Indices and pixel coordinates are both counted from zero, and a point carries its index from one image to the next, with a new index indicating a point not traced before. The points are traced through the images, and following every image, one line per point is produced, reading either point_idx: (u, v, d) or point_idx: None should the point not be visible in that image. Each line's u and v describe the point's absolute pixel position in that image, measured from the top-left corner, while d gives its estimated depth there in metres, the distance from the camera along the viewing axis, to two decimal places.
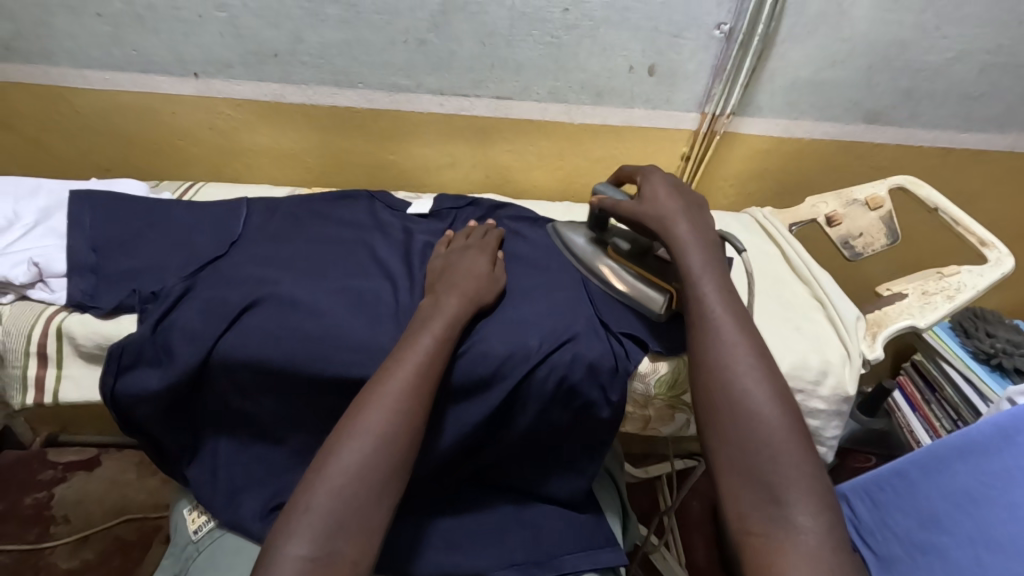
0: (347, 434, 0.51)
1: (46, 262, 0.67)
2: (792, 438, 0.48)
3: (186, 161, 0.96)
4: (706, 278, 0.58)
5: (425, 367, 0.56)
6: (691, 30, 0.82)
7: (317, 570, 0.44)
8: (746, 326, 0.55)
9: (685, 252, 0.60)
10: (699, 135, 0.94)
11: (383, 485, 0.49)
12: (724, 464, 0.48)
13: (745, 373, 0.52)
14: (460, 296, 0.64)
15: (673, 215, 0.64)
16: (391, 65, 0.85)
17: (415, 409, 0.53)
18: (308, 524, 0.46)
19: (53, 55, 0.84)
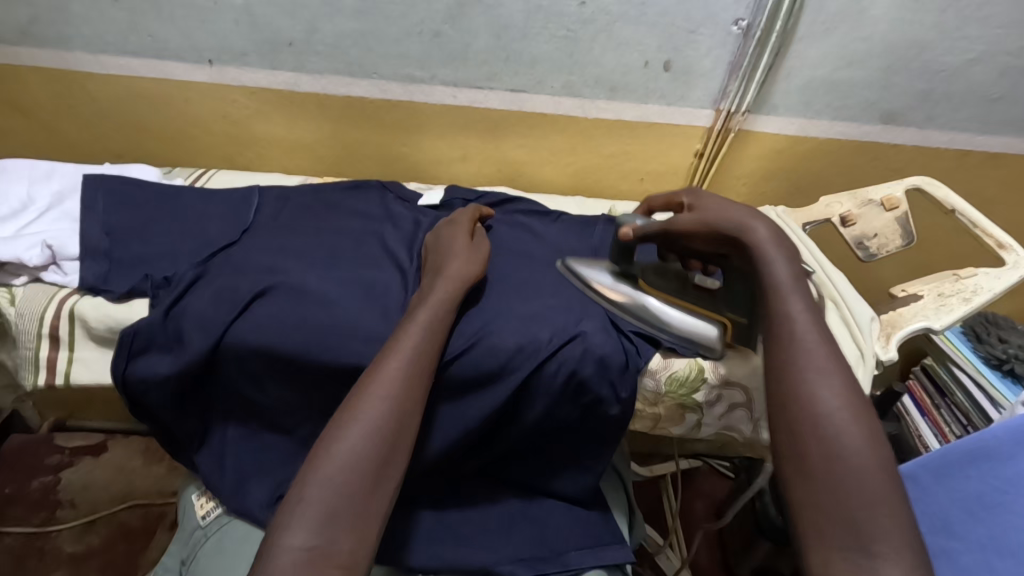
0: (344, 423, 0.49)
1: (59, 244, 0.67)
2: (886, 483, 0.41)
3: (198, 148, 0.96)
4: (794, 292, 0.50)
5: (417, 354, 0.55)
6: (709, 26, 0.82)
7: (313, 563, 0.42)
8: (838, 352, 0.47)
9: (767, 256, 0.51)
10: (713, 133, 0.93)
11: (378, 472, 0.48)
12: (807, 509, 0.41)
13: (841, 408, 0.44)
14: (447, 280, 0.63)
15: (751, 213, 0.55)
16: (405, 57, 0.85)
17: (406, 396, 0.52)
18: (302, 515, 0.44)
19: (69, 40, 0.84)
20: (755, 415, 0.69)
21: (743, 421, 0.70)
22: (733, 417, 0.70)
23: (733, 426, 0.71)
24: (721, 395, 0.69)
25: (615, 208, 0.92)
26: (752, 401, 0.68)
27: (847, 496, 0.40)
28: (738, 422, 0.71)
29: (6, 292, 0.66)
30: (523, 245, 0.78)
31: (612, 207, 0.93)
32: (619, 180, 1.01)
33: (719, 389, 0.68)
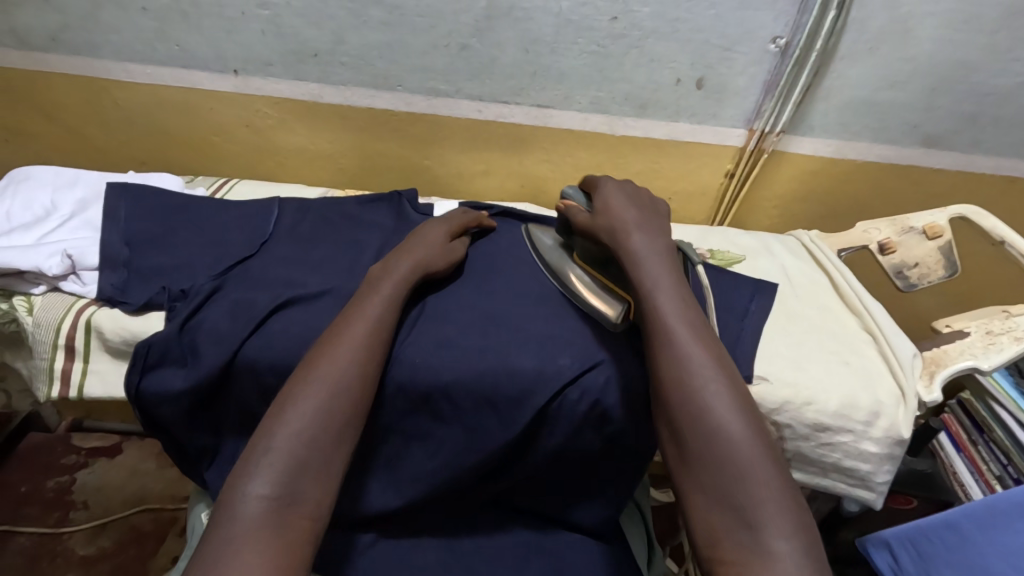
0: (306, 383, 0.50)
1: (79, 254, 0.66)
2: (764, 453, 0.44)
3: (219, 157, 0.95)
4: (661, 290, 0.56)
5: (378, 322, 0.57)
6: (745, 43, 0.79)
7: (280, 510, 0.44)
8: (706, 338, 0.51)
9: (643, 263, 0.58)
10: (745, 152, 0.90)
11: (345, 429, 0.49)
12: (698, 495, 0.44)
13: (709, 384, 0.48)
14: (410, 258, 0.65)
15: (630, 226, 0.61)
16: (431, 70, 0.84)
17: (371, 356, 0.54)
18: (270, 464, 0.45)
19: (98, 48, 0.84)
20: (787, 455, 0.65)
21: None
22: None
23: None
24: None
25: None
26: (784, 439, 0.64)
27: (714, 461, 0.44)
28: None
29: (24, 300, 0.66)
30: None
31: None
32: None
33: None
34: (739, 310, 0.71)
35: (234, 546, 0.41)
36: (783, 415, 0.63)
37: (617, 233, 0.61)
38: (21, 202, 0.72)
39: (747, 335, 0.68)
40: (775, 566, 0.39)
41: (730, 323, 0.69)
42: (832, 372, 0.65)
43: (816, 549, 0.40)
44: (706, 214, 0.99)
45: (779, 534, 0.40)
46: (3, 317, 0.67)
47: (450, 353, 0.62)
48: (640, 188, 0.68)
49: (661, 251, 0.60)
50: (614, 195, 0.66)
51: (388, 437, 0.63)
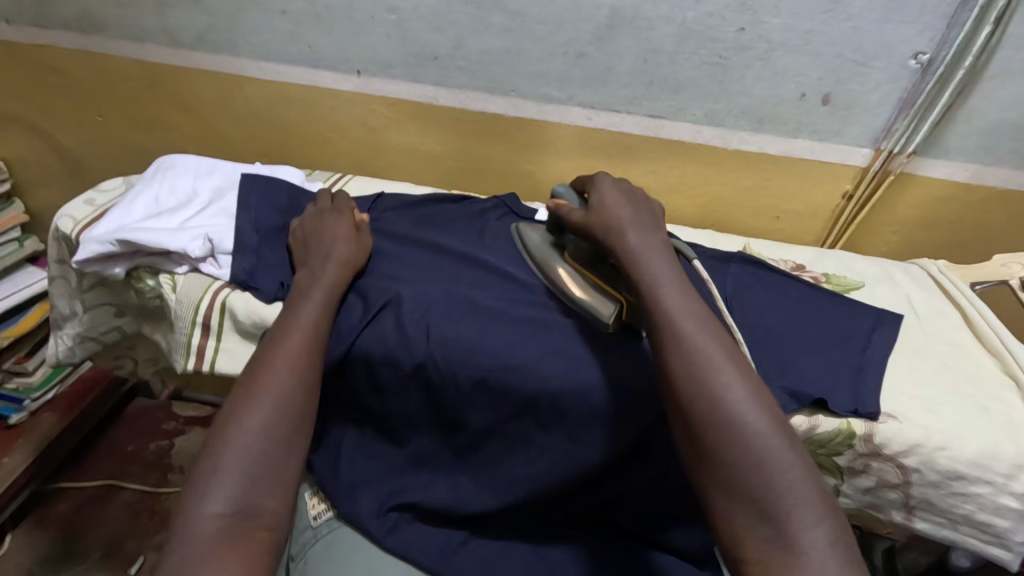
0: (245, 402, 0.54)
1: (218, 239, 0.71)
2: (785, 445, 0.44)
3: (333, 152, 0.99)
4: (666, 282, 0.54)
5: (311, 334, 0.60)
6: (882, 59, 0.75)
7: (237, 523, 0.46)
8: (712, 328, 0.51)
9: (644, 257, 0.57)
10: (868, 174, 0.85)
11: (290, 441, 0.53)
12: (717, 491, 0.45)
13: (728, 381, 0.47)
14: (335, 261, 0.68)
15: (626, 224, 0.60)
16: (546, 77, 0.84)
17: (307, 366, 0.58)
18: (223, 484, 0.48)
19: (237, 46, 0.90)
20: (911, 500, 0.61)
21: (893, 503, 0.62)
22: (881, 496, 0.62)
23: (878, 508, 0.63)
24: (870, 467, 0.60)
25: (751, 245, 0.85)
26: (909, 484, 0.60)
27: (740, 464, 0.44)
28: (887, 504, 0.62)
29: (169, 279, 0.72)
30: None
31: (746, 243, 0.86)
32: (752, 216, 0.93)
33: (868, 459, 0.60)
34: (860, 339, 0.67)
35: (197, 560, 0.43)
36: (912, 458, 0.59)
37: (614, 230, 0.60)
38: (167, 187, 0.79)
39: (869, 367, 0.64)
40: (806, 559, 0.40)
41: (852, 353, 0.65)
42: (970, 417, 0.60)
43: (844, 537, 0.41)
44: (817, 235, 0.94)
45: (807, 526, 0.41)
46: (149, 293, 0.73)
47: (557, 363, 0.62)
48: (633, 183, 0.67)
49: (657, 247, 0.59)
50: (610, 190, 0.64)
51: (490, 438, 0.64)
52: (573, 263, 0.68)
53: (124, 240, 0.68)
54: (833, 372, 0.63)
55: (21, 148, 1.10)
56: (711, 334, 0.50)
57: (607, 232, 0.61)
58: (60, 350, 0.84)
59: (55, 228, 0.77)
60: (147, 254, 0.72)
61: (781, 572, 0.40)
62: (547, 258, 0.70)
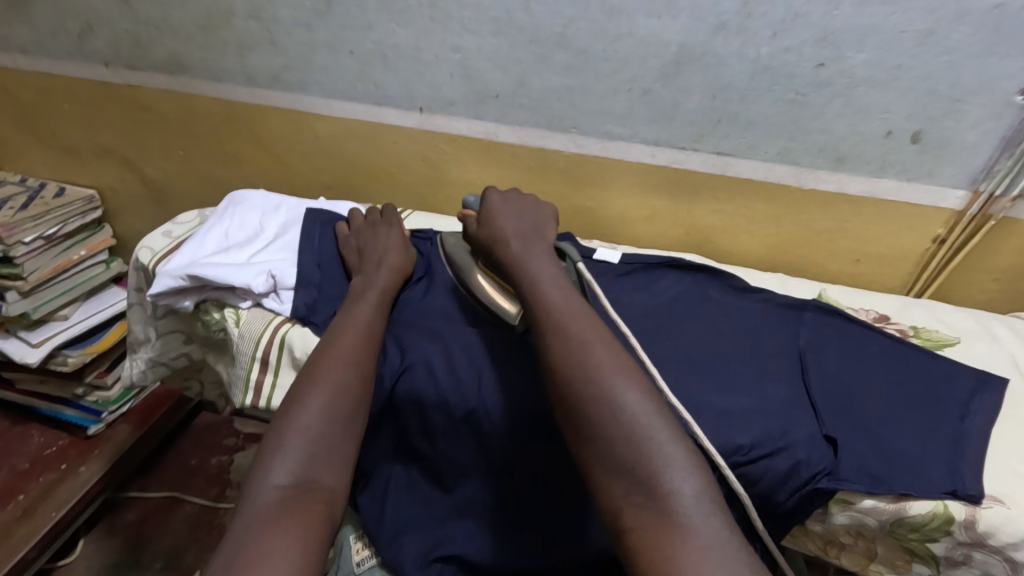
0: (306, 387, 0.55)
1: (280, 274, 0.73)
2: (661, 417, 0.47)
3: (393, 186, 1.01)
4: (547, 280, 0.58)
5: (367, 328, 0.62)
6: (983, 95, 0.69)
7: (296, 495, 0.47)
8: (587, 317, 0.54)
9: (529, 262, 0.61)
10: (964, 217, 0.78)
11: (349, 421, 0.54)
12: (598, 468, 0.47)
13: (602, 361, 0.50)
14: (392, 270, 0.71)
15: (507, 236, 0.64)
16: (610, 114, 0.82)
17: (365, 355, 0.59)
18: (285, 459, 0.49)
19: (307, 85, 0.94)
20: None
21: None
22: None
23: None
24: (972, 559, 0.54)
25: (827, 292, 0.79)
26: None
27: (615, 437, 0.46)
28: None
29: (233, 313, 0.74)
30: (702, 317, 0.69)
31: (821, 290, 0.80)
32: (829, 259, 0.87)
33: (970, 550, 0.53)
34: (956, 407, 0.60)
35: (258, 524, 0.44)
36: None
37: (500, 242, 0.64)
38: (237, 222, 0.82)
39: (969, 441, 0.57)
40: (681, 521, 0.43)
41: (947, 422, 0.58)
42: None
43: (712, 493, 0.44)
44: (902, 281, 0.86)
45: (679, 488, 0.44)
46: (215, 325, 0.75)
47: None
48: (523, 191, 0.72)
49: (540, 251, 0.63)
50: (497, 202, 0.69)
51: None
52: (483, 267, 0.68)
53: (193, 274, 0.71)
54: (923, 445, 0.56)
55: (112, 177, 1.18)
56: (587, 322, 0.53)
57: (492, 241, 0.65)
58: (134, 372, 0.88)
59: (135, 259, 0.81)
60: (214, 288, 0.74)
61: (657, 535, 0.43)
62: (461, 263, 0.70)
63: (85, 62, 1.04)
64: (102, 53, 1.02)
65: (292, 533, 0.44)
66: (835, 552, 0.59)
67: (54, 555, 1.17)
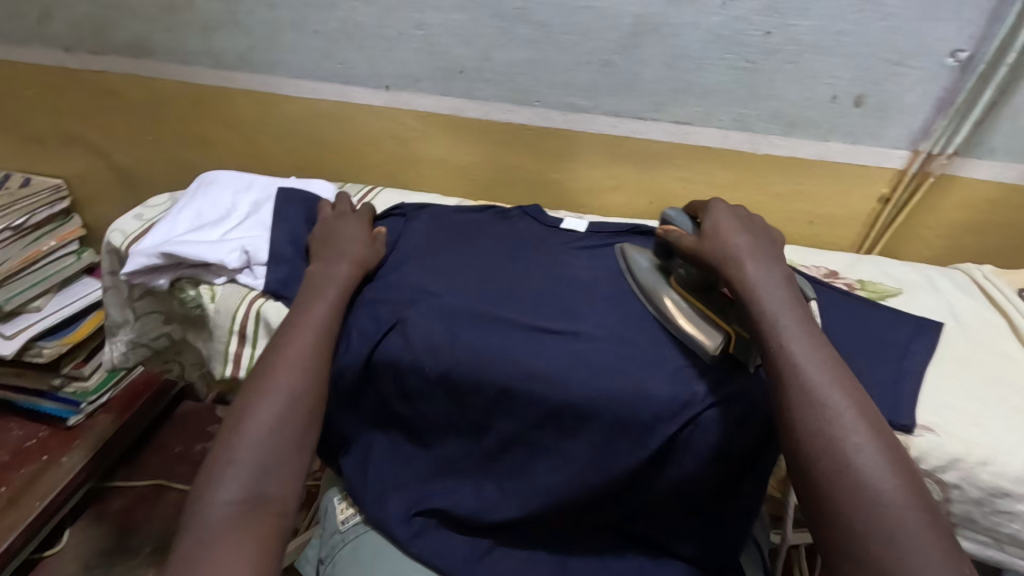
0: (258, 397, 0.58)
1: (254, 250, 0.75)
2: (904, 484, 0.45)
3: (364, 165, 1.02)
4: (790, 322, 0.54)
5: (323, 331, 0.64)
6: (920, 58, 0.73)
7: (247, 511, 0.51)
8: (841, 377, 0.51)
9: (761, 294, 0.56)
10: (906, 176, 0.82)
11: (300, 435, 0.57)
12: (837, 547, 0.45)
13: (856, 433, 0.47)
14: (347, 262, 0.71)
15: (743, 254, 0.60)
16: (572, 86, 0.85)
17: (319, 364, 0.62)
18: (235, 473, 0.53)
19: (274, 66, 0.94)
20: (952, 517, 0.58)
21: None
22: None
23: None
24: None
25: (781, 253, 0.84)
26: (949, 501, 0.57)
27: (861, 519, 0.44)
28: None
29: (208, 290, 0.75)
30: None
31: None
32: (785, 221, 0.91)
33: None
34: (897, 347, 0.64)
35: (209, 541, 0.48)
36: (952, 473, 0.56)
37: (728, 262, 0.60)
38: (208, 201, 0.83)
39: (909, 377, 0.61)
40: None
41: (889, 361, 0.62)
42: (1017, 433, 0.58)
43: None
44: (853, 241, 0.91)
45: None
46: (191, 303, 0.77)
47: (582, 372, 0.61)
48: (751, 213, 0.66)
49: (779, 283, 0.58)
50: (721, 218, 0.64)
51: (514, 447, 0.64)
52: (674, 288, 0.65)
53: (168, 252, 0.73)
54: (870, 384, 0.60)
55: (80, 166, 1.18)
56: (836, 383, 0.50)
57: (725, 262, 0.60)
58: (115, 355, 0.89)
59: (107, 241, 0.82)
60: (190, 266, 0.76)
61: None
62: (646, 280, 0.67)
63: (46, 48, 1.03)
64: (63, 38, 1.01)
65: (237, 554, 0.48)
66: None
67: (39, 546, 1.18)
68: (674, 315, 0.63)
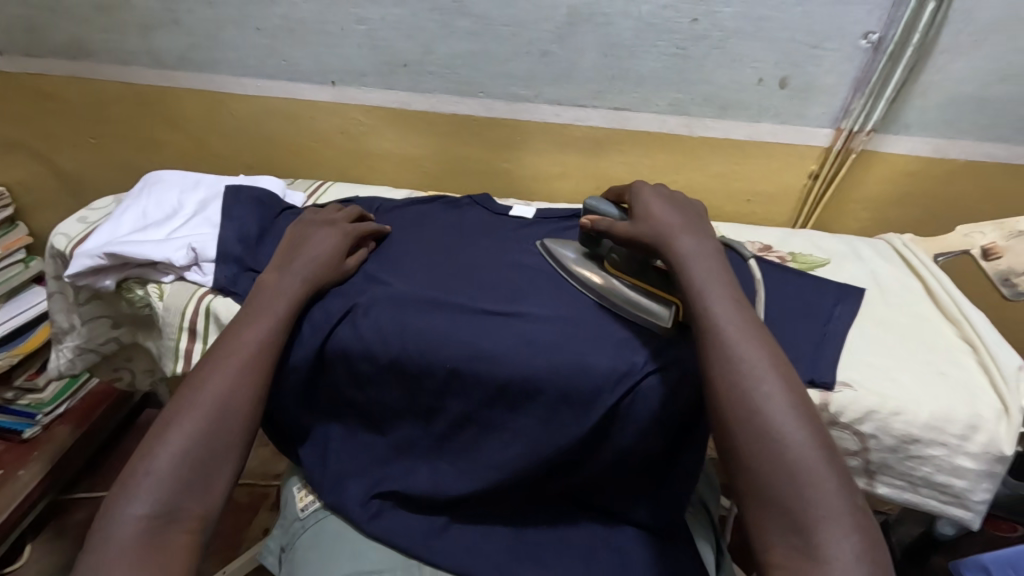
0: (184, 407, 0.56)
1: (201, 247, 0.75)
2: (815, 442, 0.47)
3: (314, 161, 1.03)
4: (713, 289, 0.56)
5: (263, 345, 0.62)
6: (835, 40, 0.77)
7: (157, 527, 0.49)
8: (757, 338, 0.52)
9: (692, 265, 0.58)
10: (832, 153, 0.87)
11: (223, 447, 0.55)
12: (750, 499, 0.47)
13: (769, 391, 0.49)
14: (304, 273, 0.68)
15: (676, 231, 0.62)
16: (513, 76, 0.87)
17: (256, 378, 0.60)
18: (146, 487, 0.51)
19: (217, 64, 0.94)
20: (871, 466, 0.63)
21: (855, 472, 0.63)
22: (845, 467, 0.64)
23: None
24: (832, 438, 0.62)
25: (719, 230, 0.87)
26: (868, 450, 0.62)
27: (765, 471, 0.46)
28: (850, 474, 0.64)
29: (157, 288, 0.76)
30: None
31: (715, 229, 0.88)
32: (725, 201, 0.95)
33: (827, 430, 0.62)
34: (823, 313, 0.67)
35: (114, 560, 0.47)
36: (869, 424, 0.61)
37: (665, 236, 0.62)
38: (154, 201, 0.83)
39: (831, 339, 0.65)
40: (832, 561, 0.42)
41: (816, 325, 0.66)
42: (925, 383, 0.62)
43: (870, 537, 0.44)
44: (788, 217, 0.96)
45: (836, 537, 0.43)
46: (139, 303, 0.78)
47: (531, 350, 0.63)
48: (675, 192, 0.69)
49: (711, 254, 0.60)
50: (653, 199, 0.66)
51: (466, 425, 0.66)
52: (613, 270, 0.68)
53: (112, 253, 0.73)
54: (795, 347, 0.63)
55: (23, 173, 1.15)
56: (753, 342, 0.52)
57: (661, 240, 0.62)
58: (62, 363, 0.88)
59: (51, 246, 0.81)
60: (136, 266, 0.76)
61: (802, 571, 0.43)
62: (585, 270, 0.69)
63: None
64: None
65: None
66: None
67: None
68: (619, 291, 0.66)
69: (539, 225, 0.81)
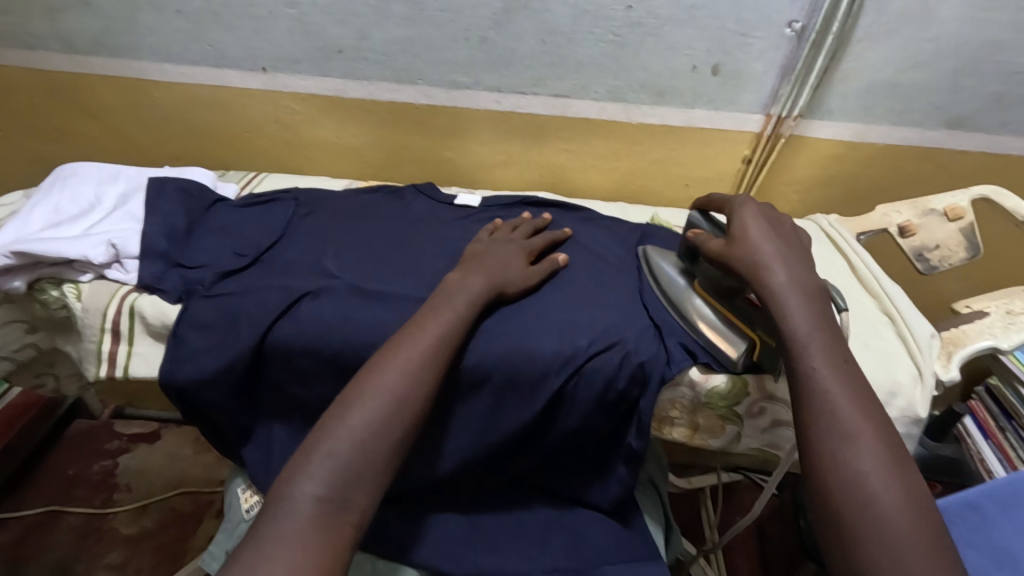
0: (366, 392, 0.51)
1: (122, 243, 0.71)
2: (928, 531, 0.40)
3: (250, 152, 0.99)
4: (816, 347, 0.48)
5: (442, 342, 0.56)
6: (763, 28, 0.79)
7: (330, 512, 0.45)
8: (869, 409, 0.45)
9: (789, 307, 0.51)
10: (763, 138, 0.90)
11: (395, 442, 0.50)
12: None
13: (878, 473, 0.42)
14: (485, 277, 0.63)
15: (764, 271, 0.54)
16: (452, 63, 0.86)
17: (431, 376, 0.54)
18: (328, 467, 0.46)
19: (135, 49, 0.88)
20: None
21: (787, 441, 0.66)
22: (778, 435, 0.67)
23: (777, 446, 0.68)
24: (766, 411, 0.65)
25: (659, 215, 0.89)
26: None
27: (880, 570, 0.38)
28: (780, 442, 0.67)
29: (73, 288, 0.71)
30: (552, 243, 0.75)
31: (655, 213, 0.90)
32: (663, 186, 0.99)
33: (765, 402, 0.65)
34: None
35: (284, 542, 0.42)
36: None
37: (754, 271, 0.54)
38: (68, 195, 0.78)
39: None
40: None
41: None
42: None
43: None
44: None
45: None
46: (55, 304, 0.73)
47: (481, 337, 0.62)
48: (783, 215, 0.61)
49: (815, 298, 0.52)
50: (754, 220, 0.58)
51: None
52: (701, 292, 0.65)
53: (21, 252, 0.68)
54: None
55: None
56: (864, 413, 0.45)
57: (752, 271, 0.54)
58: None
59: None
60: (50, 265, 0.71)
61: None
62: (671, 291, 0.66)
63: None
64: None
65: (316, 559, 0.42)
66: (668, 429, 0.70)
67: None
68: (702, 323, 0.63)
69: (482, 213, 0.81)
